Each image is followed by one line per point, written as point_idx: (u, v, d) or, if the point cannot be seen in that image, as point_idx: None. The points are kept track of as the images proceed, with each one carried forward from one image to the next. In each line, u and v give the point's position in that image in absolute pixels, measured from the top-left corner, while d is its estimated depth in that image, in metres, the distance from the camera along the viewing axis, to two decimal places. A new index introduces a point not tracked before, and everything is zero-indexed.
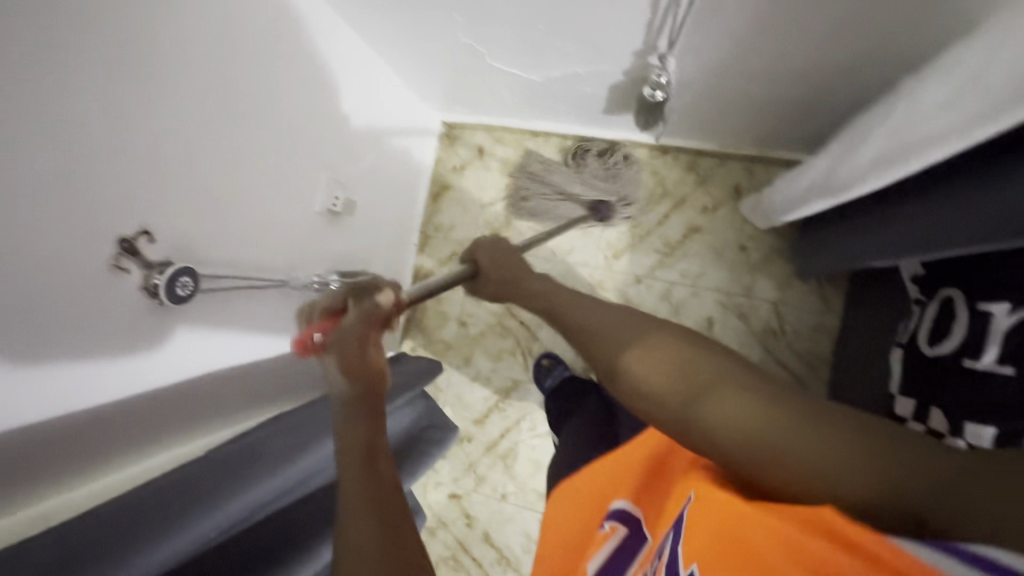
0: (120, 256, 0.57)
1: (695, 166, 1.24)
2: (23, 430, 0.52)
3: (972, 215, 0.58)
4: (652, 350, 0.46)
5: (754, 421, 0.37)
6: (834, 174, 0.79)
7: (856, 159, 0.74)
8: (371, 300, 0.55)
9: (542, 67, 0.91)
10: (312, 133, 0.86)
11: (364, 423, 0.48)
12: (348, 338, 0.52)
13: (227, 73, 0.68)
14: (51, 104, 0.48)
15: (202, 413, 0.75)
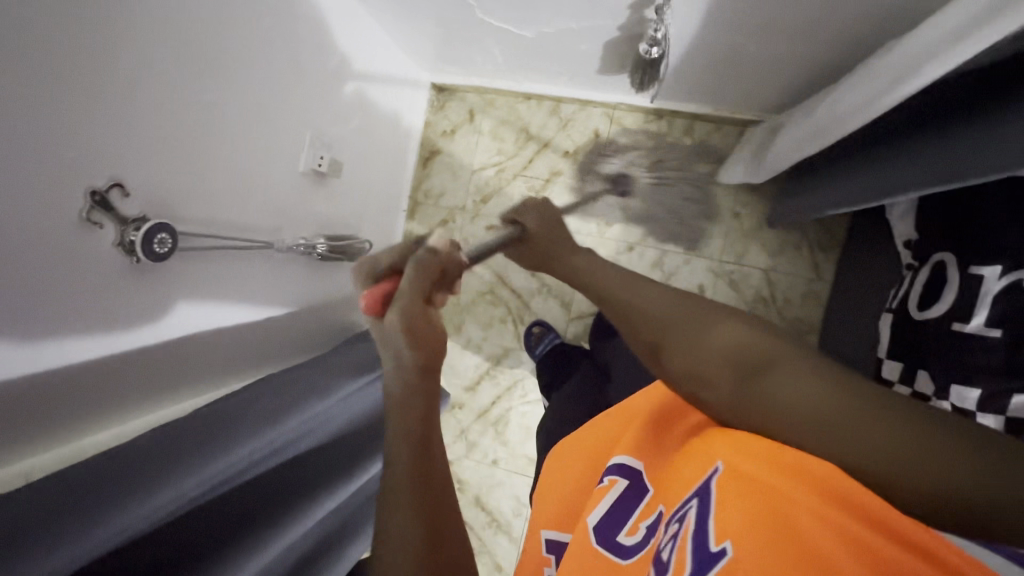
0: (91, 210, 0.55)
1: (691, 132, 1.22)
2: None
3: (973, 144, 0.60)
4: (692, 325, 0.45)
5: (809, 403, 0.36)
6: (819, 123, 0.81)
7: (840, 103, 0.74)
8: (429, 252, 0.46)
9: (534, 21, 0.87)
10: (295, 90, 0.82)
11: (421, 402, 0.40)
12: (406, 299, 0.42)
13: (203, 19, 0.64)
14: (12, 44, 0.45)
15: (186, 374, 0.74)
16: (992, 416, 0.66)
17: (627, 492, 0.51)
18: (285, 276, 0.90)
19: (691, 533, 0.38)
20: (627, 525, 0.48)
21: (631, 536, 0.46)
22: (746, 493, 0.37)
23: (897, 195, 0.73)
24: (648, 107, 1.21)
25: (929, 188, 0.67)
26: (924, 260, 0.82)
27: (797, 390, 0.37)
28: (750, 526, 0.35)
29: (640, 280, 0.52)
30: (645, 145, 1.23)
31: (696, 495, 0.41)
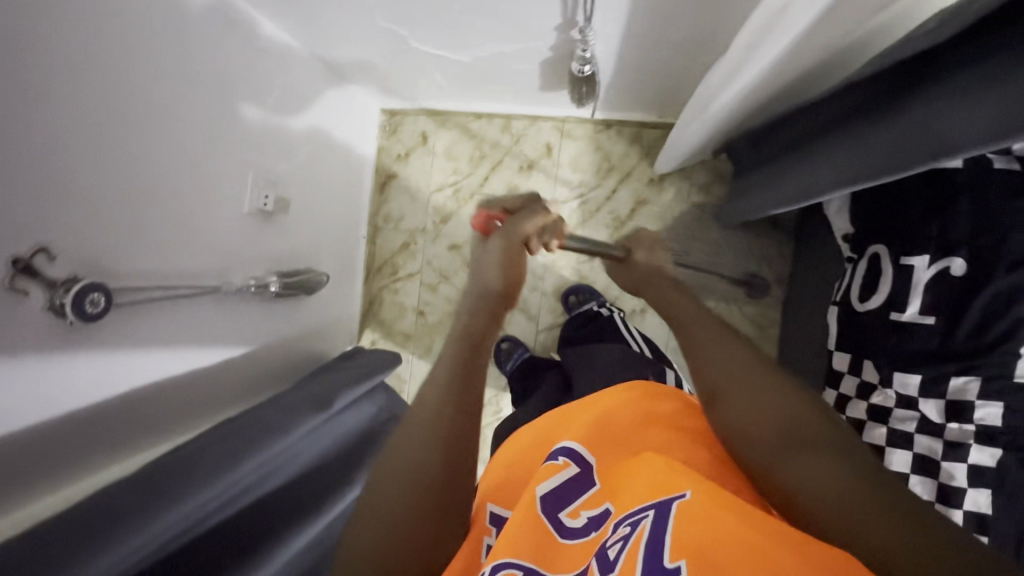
0: (15, 277, 0.54)
1: (641, 138, 1.24)
2: None
3: (911, 130, 0.60)
4: (748, 378, 0.49)
5: (829, 481, 0.40)
6: (703, 100, 0.80)
7: (718, 85, 0.73)
8: (542, 206, 0.59)
9: (468, 47, 0.89)
10: (232, 132, 0.82)
11: (483, 322, 0.54)
12: (512, 231, 0.56)
13: (124, 75, 0.63)
14: None
15: (137, 429, 0.73)
16: (932, 400, 0.72)
17: (576, 478, 0.52)
18: (241, 316, 0.90)
19: (646, 538, 0.40)
20: (568, 507, 0.49)
21: (572, 519, 0.48)
22: (717, 514, 0.39)
23: (816, 197, 0.77)
24: (596, 118, 1.23)
25: (841, 189, 0.71)
26: (862, 252, 0.83)
27: (837, 472, 0.41)
28: (711, 543, 0.38)
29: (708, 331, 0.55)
30: (597, 155, 1.25)
31: (654, 505, 0.43)
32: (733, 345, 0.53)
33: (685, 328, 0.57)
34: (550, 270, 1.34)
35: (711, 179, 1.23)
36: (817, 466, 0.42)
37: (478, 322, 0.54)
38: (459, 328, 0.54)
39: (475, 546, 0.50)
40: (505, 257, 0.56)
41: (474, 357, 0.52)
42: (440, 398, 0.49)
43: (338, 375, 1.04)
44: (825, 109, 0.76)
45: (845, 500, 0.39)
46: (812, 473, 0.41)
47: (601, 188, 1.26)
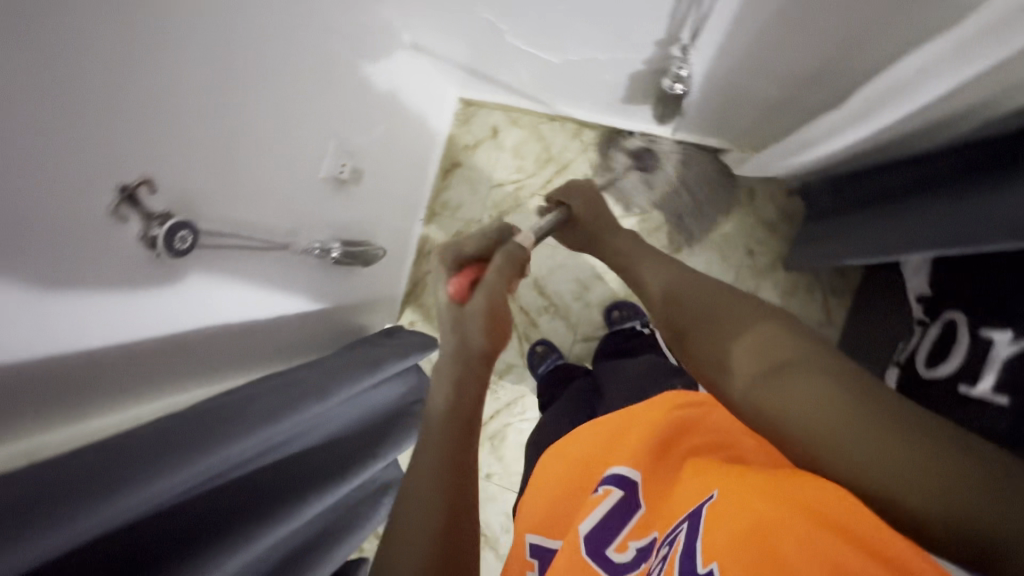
0: (119, 204, 0.56)
1: (691, 168, 1.23)
2: (21, 364, 0.53)
3: (1008, 196, 0.58)
4: (724, 312, 0.50)
5: (808, 399, 0.39)
6: (807, 133, 0.80)
7: (827, 121, 0.74)
8: (514, 248, 0.56)
9: (562, 50, 0.89)
10: (323, 98, 0.85)
11: (469, 397, 0.49)
12: (493, 285, 0.53)
13: (240, 28, 0.66)
14: (69, 52, 0.47)
15: (190, 367, 0.75)
16: None
17: (618, 505, 0.51)
18: (301, 277, 0.92)
19: (680, 552, 0.41)
20: (615, 540, 0.49)
21: (621, 554, 0.48)
22: (738, 518, 0.39)
23: (893, 254, 0.76)
24: (670, 137, 1.21)
25: (924, 250, 0.70)
26: (935, 316, 0.81)
27: (809, 389, 0.39)
28: (732, 544, 0.38)
29: (681, 278, 0.57)
30: (664, 175, 1.24)
31: (687, 517, 0.44)
32: (707, 284, 0.54)
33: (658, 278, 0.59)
34: (597, 281, 1.34)
35: (777, 217, 1.20)
36: (795, 382, 0.40)
37: (464, 402, 0.49)
38: (442, 433, 0.47)
39: None
40: (489, 315, 0.51)
41: (465, 445, 0.47)
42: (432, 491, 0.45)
43: (379, 349, 1.06)
44: (914, 168, 0.75)
45: (823, 417, 0.38)
46: (788, 397, 0.40)
47: (664, 209, 1.25)
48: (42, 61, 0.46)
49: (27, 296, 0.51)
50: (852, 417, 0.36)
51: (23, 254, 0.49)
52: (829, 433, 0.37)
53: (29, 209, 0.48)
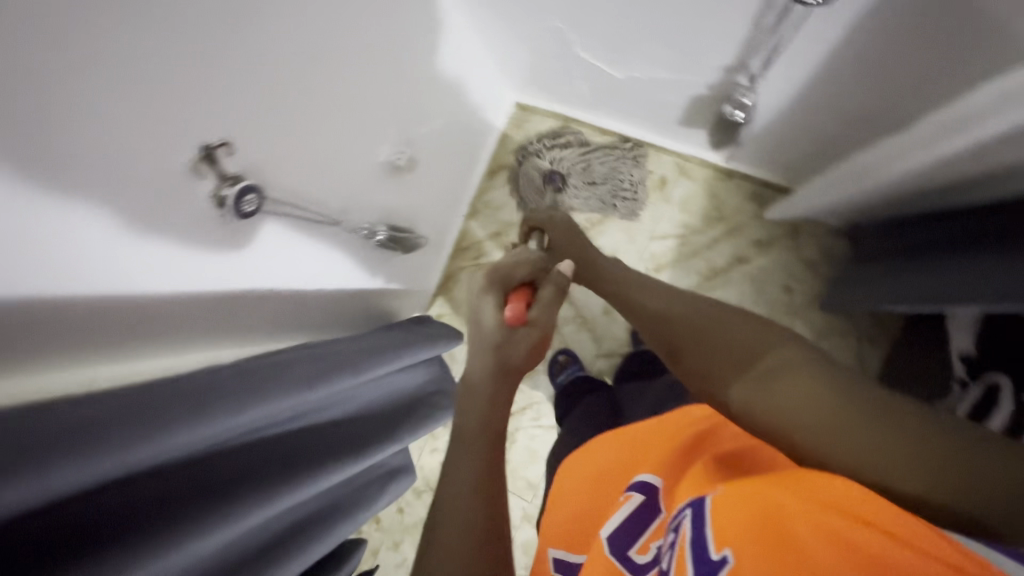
0: (198, 161, 0.59)
1: (619, 175, 1.23)
2: (88, 300, 0.55)
3: None
4: (715, 333, 0.52)
5: (799, 400, 0.40)
6: (868, 169, 0.78)
7: (889, 155, 0.72)
8: (561, 279, 0.67)
9: (627, 66, 0.90)
10: (390, 85, 0.87)
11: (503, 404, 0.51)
12: (546, 307, 0.62)
13: (324, 9, 0.69)
14: (168, 12, 0.51)
15: (233, 327, 0.78)
16: None
17: (640, 508, 0.51)
18: (346, 255, 0.95)
19: (688, 541, 0.40)
20: (638, 542, 0.48)
21: (643, 555, 0.47)
22: (745, 507, 0.38)
23: (938, 304, 0.74)
24: (720, 165, 1.21)
25: (971, 304, 0.68)
26: (978, 378, 0.79)
27: (798, 391, 0.40)
28: (737, 528, 0.37)
29: (676, 310, 0.59)
30: (709, 201, 1.24)
31: (691, 505, 0.43)
32: (700, 313, 0.56)
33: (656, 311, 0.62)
34: None
35: (820, 257, 1.19)
36: (785, 385, 0.41)
37: (497, 412, 0.50)
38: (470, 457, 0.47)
39: None
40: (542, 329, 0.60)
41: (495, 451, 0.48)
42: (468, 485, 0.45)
43: (409, 334, 1.08)
44: (988, 224, 0.73)
45: (812, 417, 0.38)
46: (780, 400, 0.41)
47: (705, 235, 1.24)
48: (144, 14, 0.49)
49: (103, 238, 0.54)
50: (841, 412, 0.37)
51: (109, 195, 0.52)
52: (820, 437, 0.38)
53: (115, 155, 0.51)
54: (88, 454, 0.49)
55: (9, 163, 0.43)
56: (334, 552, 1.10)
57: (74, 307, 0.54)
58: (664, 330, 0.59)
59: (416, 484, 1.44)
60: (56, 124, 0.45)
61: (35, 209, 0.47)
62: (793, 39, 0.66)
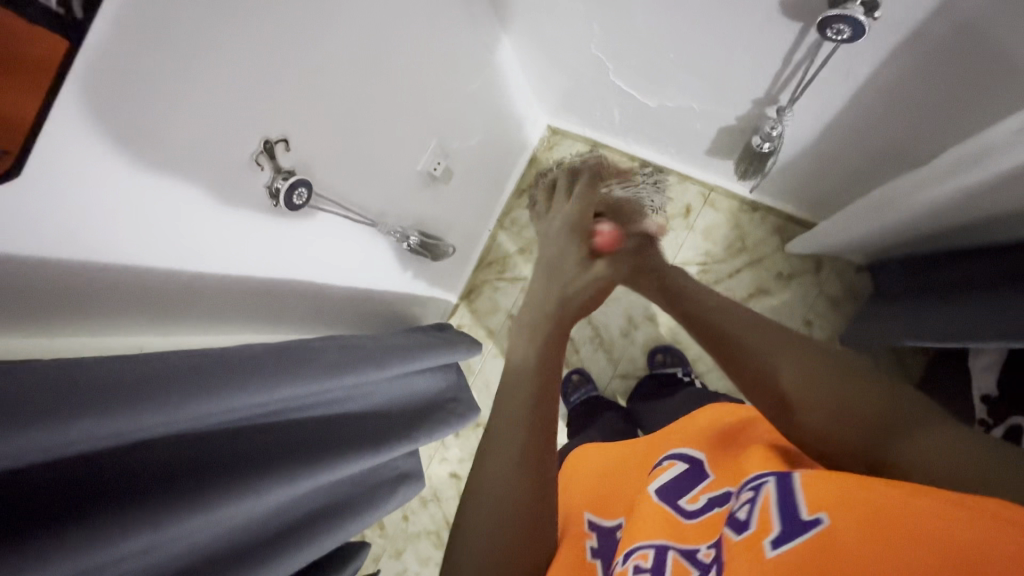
0: (260, 155, 0.64)
1: None
2: (146, 269, 0.59)
3: None
4: (824, 385, 0.48)
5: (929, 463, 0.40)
6: (885, 207, 0.80)
7: (907, 192, 0.74)
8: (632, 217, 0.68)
9: (659, 94, 0.94)
10: (434, 99, 0.93)
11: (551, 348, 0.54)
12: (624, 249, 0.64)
13: (385, 25, 0.75)
14: (252, 17, 0.56)
15: (267, 315, 0.82)
16: None
17: (686, 473, 0.56)
18: (377, 257, 0.99)
19: (776, 501, 0.41)
20: (688, 493, 0.53)
21: (692, 503, 0.52)
22: (843, 480, 0.39)
23: (958, 342, 0.75)
24: (746, 197, 1.23)
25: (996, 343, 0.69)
26: (1000, 419, 0.79)
27: (923, 453, 0.41)
28: (834, 497, 0.38)
29: (780, 349, 0.52)
30: (733, 231, 1.25)
31: (776, 475, 0.45)
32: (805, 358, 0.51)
33: (751, 343, 0.53)
34: (646, 321, 1.33)
35: (843, 293, 1.19)
36: (906, 448, 0.42)
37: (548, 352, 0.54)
38: (511, 435, 0.48)
39: (579, 543, 0.56)
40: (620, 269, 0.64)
41: (546, 385, 0.51)
42: (521, 414, 0.49)
43: (431, 339, 1.10)
44: (1007, 265, 0.75)
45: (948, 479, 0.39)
46: (908, 465, 0.42)
47: (726, 264, 1.26)
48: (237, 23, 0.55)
49: (164, 216, 0.58)
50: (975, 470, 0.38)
51: (183, 177, 0.58)
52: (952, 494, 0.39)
53: (190, 143, 0.56)
54: (150, 404, 0.52)
55: (101, 142, 0.49)
56: (340, 550, 1.11)
57: (133, 277, 0.59)
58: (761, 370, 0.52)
59: (423, 493, 1.44)
60: (152, 112, 0.51)
61: (122, 184, 0.53)
62: (821, 75, 0.69)
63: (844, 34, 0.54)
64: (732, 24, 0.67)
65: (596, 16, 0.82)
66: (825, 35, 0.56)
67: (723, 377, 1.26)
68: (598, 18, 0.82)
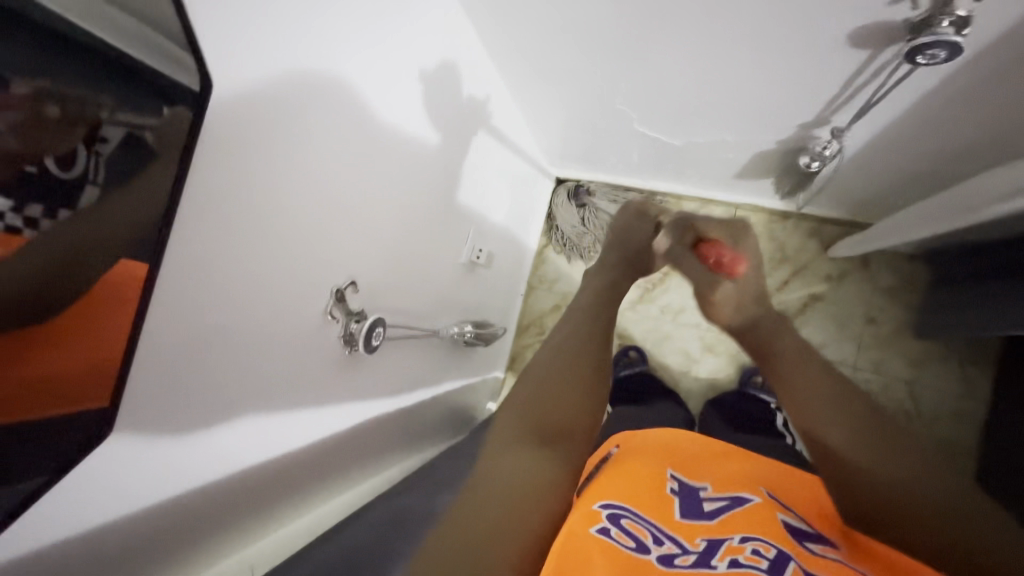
0: (332, 306, 0.62)
1: None
2: (184, 494, 0.52)
3: None
4: (839, 393, 0.49)
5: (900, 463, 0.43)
6: (952, 205, 0.77)
7: (982, 193, 0.71)
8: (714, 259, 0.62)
9: (687, 133, 0.91)
10: (464, 186, 0.88)
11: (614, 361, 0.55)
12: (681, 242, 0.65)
13: (412, 132, 0.70)
14: (282, 168, 0.51)
15: (333, 466, 0.74)
16: None
17: (809, 531, 0.46)
18: (431, 360, 0.92)
19: None
20: (815, 541, 0.44)
21: (818, 547, 0.43)
22: None
23: None
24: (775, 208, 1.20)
25: None
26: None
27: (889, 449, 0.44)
28: None
29: (870, 434, 0.45)
30: (770, 245, 1.21)
31: None
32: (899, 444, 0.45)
33: (829, 417, 0.47)
34: (707, 352, 1.27)
35: (897, 283, 1.16)
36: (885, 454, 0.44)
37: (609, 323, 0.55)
38: (575, 342, 0.51)
39: (658, 495, 0.53)
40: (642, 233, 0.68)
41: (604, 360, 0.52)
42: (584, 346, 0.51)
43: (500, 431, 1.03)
44: None
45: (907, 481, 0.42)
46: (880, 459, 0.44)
47: (772, 278, 1.22)
48: (265, 173, 0.49)
49: (203, 427, 0.52)
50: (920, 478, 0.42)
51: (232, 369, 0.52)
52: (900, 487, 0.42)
53: (231, 333, 0.51)
54: None
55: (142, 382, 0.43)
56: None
57: (181, 498, 0.52)
58: (846, 454, 0.45)
59: None
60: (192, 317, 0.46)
61: (160, 413, 0.46)
62: (889, 95, 0.66)
63: (940, 55, 0.51)
64: (784, 62, 0.65)
65: (624, 75, 0.79)
66: (916, 60, 0.53)
67: None
68: (627, 76, 0.79)
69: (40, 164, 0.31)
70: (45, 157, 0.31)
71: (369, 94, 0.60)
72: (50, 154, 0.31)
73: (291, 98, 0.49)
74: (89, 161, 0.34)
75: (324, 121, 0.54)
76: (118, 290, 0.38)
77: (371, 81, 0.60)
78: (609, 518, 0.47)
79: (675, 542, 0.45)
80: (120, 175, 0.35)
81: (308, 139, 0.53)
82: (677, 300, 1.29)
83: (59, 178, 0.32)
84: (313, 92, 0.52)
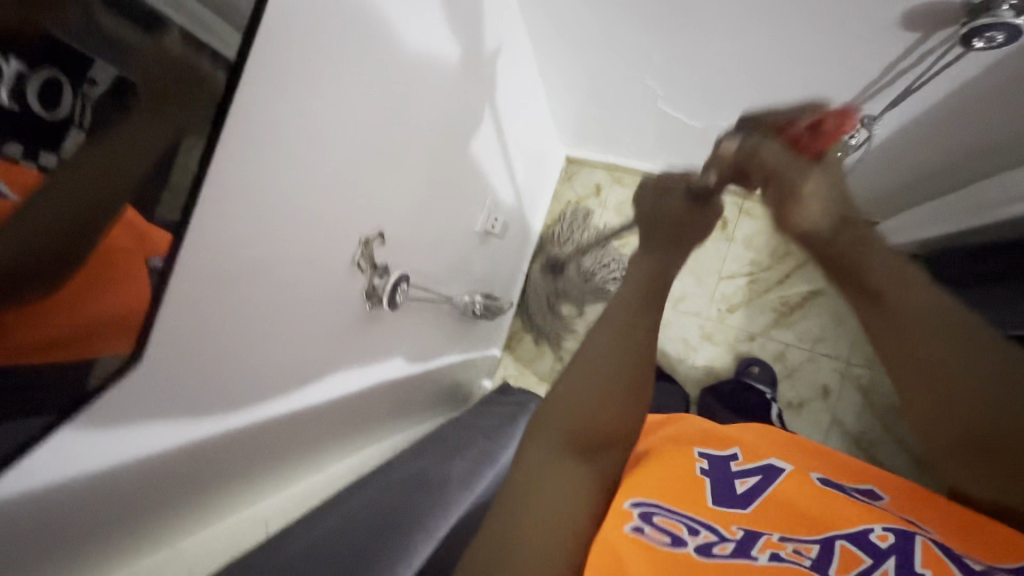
0: (359, 258, 0.61)
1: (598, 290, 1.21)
2: (185, 447, 0.48)
3: None
4: (930, 328, 0.33)
5: (968, 432, 0.32)
6: (967, 199, 0.77)
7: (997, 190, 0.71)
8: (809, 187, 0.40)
9: (711, 116, 0.90)
10: (481, 149, 0.85)
11: None
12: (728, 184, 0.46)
13: (436, 83, 0.66)
14: (307, 101, 0.47)
15: (336, 429, 0.72)
16: None
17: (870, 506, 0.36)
18: (439, 329, 0.90)
19: None
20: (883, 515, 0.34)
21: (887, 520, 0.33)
22: None
23: None
24: None
25: None
26: None
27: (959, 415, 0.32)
28: None
29: (950, 390, 0.32)
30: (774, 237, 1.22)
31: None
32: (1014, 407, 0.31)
33: (924, 362, 0.33)
34: (704, 341, 1.27)
35: None
36: (950, 421, 0.33)
37: None
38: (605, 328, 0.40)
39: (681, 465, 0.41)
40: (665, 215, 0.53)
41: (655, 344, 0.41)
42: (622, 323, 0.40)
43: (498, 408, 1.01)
44: None
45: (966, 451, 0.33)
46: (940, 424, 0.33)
47: (774, 271, 1.23)
48: (295, 106, 0.46)
49: (210, 377, 0.48)
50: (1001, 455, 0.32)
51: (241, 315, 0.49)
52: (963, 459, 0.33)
53: (245, 276, 0.47)
54: None
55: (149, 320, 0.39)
56: None
57: (181, 451, 0.48)
58: (924, 411, 0.33)
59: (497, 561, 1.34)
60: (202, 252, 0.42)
61: (166, 355, 0.43)
62: (928, 83, 0.66)
63: (998, 38, 0.52)
64: (827, 41, 0.64)
65: (656, 47, 0.77)
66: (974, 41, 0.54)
67: (793, 388, 1.20)
68: (660, 49, 0.77)
69: (16, 96, 0.26)
70: (28, 92, 0.27)
71: (399, 34, 0.56)
72: (32, 84, 0.27)
73: (324, 24, 0.46)
74: (75, 104, 0.29)
75: (354, 56, 0.51)
76: (123, 259, 0.35)
77: (400, 21, 0.56)
78: (640, 512, 0.35)
79: (712, 529, 0.34)
80: (117, 121, 0.31)
81: (336, 73, 0.49)
82: (678, 287, 1.29)
83: (43, 119, 0.28)
84: (344, 22, 0.48)
